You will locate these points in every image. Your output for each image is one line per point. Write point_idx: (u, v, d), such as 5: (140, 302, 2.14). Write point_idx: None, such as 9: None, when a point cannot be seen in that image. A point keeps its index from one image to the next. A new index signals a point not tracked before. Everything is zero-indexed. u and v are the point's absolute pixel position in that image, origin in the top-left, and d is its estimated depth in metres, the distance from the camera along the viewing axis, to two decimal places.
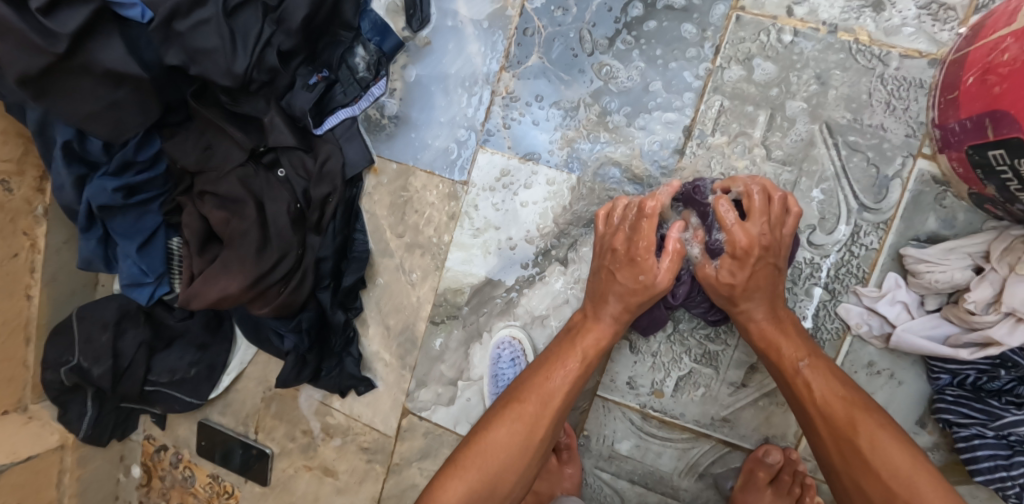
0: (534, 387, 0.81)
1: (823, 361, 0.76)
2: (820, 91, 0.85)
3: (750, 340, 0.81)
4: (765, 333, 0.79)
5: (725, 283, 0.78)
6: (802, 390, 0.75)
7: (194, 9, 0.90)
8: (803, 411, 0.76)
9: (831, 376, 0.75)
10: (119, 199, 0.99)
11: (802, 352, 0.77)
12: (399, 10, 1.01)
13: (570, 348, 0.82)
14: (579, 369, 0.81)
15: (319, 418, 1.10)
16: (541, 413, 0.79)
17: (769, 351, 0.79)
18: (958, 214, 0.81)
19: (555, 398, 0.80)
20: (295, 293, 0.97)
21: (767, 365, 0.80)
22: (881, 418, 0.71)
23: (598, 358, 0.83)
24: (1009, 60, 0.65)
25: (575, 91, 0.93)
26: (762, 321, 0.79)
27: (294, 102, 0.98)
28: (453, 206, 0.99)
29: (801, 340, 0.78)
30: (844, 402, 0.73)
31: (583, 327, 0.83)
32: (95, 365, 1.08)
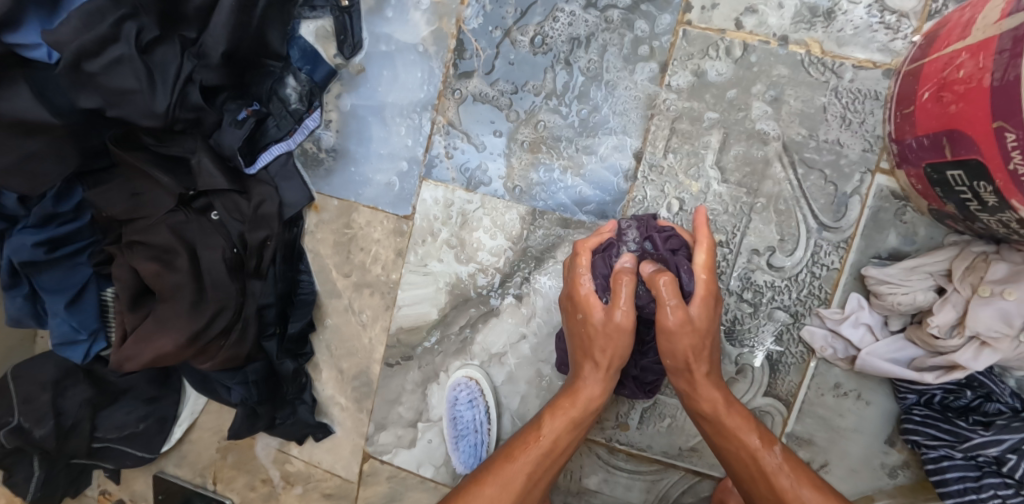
0: (505, 480, 0.71)
1: (792, 453, 0.72)
2: (774, 108, 0.81)
3: (716, 435, 0.74)
4: (732, 419, 0.72)
5: (699, 329, 0.70)
6: (783, 490, 0.69)
7: (106, 47, 0.81)
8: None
9: (802, 466, 0.71)
10: (42, 254, 0.90)
11: (771, 439, 0.72)
12: (329, 35, 0.94)
13: (541, 427, 0.74)
14: (545, 449, 0.73)
15: (279, 466, 1.07)
16: (503, 498, 0.71)
17: (740, 445, 0.72)
18: (918, 229, 0.78)
19: (517, 482, 0.71)
20: (238, 346, 0.92)
21: (735, 464, 0.73)
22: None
23: (568, 438, 0.74)
24: (965, 77, 0.61)
25: (518, 119, 0.88)
26: (727, 405, 0.73)
27: (223, 141, 0.91)
28: (400, 242, 0.95)
29: (768, 434, 0.72)
30: (824, 497, 0.68)
31: (555, 404, 0.75)
32: (37, 426, 0.99)
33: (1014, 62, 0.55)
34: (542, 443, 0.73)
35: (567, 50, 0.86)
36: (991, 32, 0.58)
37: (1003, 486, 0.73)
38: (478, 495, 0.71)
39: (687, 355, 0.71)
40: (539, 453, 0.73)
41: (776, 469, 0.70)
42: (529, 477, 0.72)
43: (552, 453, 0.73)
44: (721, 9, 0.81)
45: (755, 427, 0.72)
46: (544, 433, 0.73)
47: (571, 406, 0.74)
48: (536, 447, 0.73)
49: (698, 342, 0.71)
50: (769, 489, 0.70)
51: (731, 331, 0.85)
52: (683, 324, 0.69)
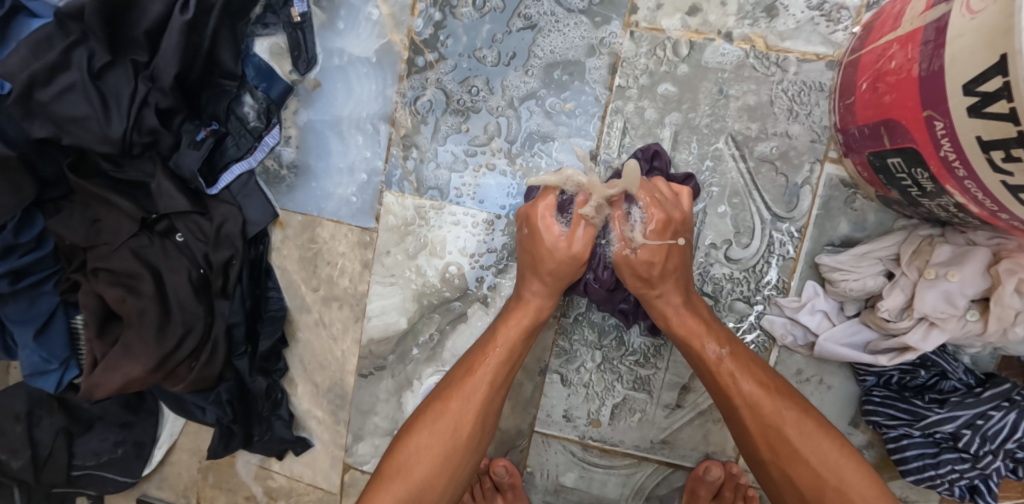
0: (469, 396, 0.75)
1: (740, 346, 0.74)
2: (722, 103, 0.82)
3: (670, 332, 0.77)
4: (690, 322, 0.74)
5: (644, 263, 0.73)
6: (727, 384, 0.72)
7: (55, 75, 0.80)
8: (727, 403, 0.72)
9: (752, 362, 0.73)
10: (5, 285, 0.88)
11: (723, 338, 0.74)
12: (283, 51, 0.93)
13: (495, 338, 0.77)
14: (501, 360, 0.76)
15: (261, 482, 1.09)
16: (465, 411, 0.74)
17: (690, 341, 0.74)
18: (868, 215, 0.81)
19: (478, 392, 0.75)
20: (207, 367, 0.92)
21: (687, 357, 0.76)
22: (803, 403, 0.70)
23: (523, 343, 0.78)
24: (897, 68, 0.62)
25: (458, 96, 0.89)
26: (683, 306, 0.75)
27: (182, 163, 0.89)
28: (366, 254, 0.96)
29: (718, 328, 0.74)
30: (765, 390, 0.71)
31: (505, 316, 0.79)
32: (13, 458, 0.99)
33: (937, 52, 0.56)
34: (496, 354, 0.76)
35: (510, 35, 0.87)
36: (917, 24, 0.60)
37: (959, 461, 0.75)
38: (442, 412, 0.74)
39: (640, 283, 0.75)
40: (497, 364, 0.76)
41: (721, 366, 0.72)
42: (489, 386, 0.75)
43: (507, 362, 0.76)
44: (666, 9, 0.82)
45: (709, 328, 0.74)
46: (500, 343, 0.76)
47: (523, 317, 0.77)
48: (490, 359, 0.76)
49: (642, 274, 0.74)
50: (715, 383, 0.73)
51: None
52: (630, 258, 0.74)
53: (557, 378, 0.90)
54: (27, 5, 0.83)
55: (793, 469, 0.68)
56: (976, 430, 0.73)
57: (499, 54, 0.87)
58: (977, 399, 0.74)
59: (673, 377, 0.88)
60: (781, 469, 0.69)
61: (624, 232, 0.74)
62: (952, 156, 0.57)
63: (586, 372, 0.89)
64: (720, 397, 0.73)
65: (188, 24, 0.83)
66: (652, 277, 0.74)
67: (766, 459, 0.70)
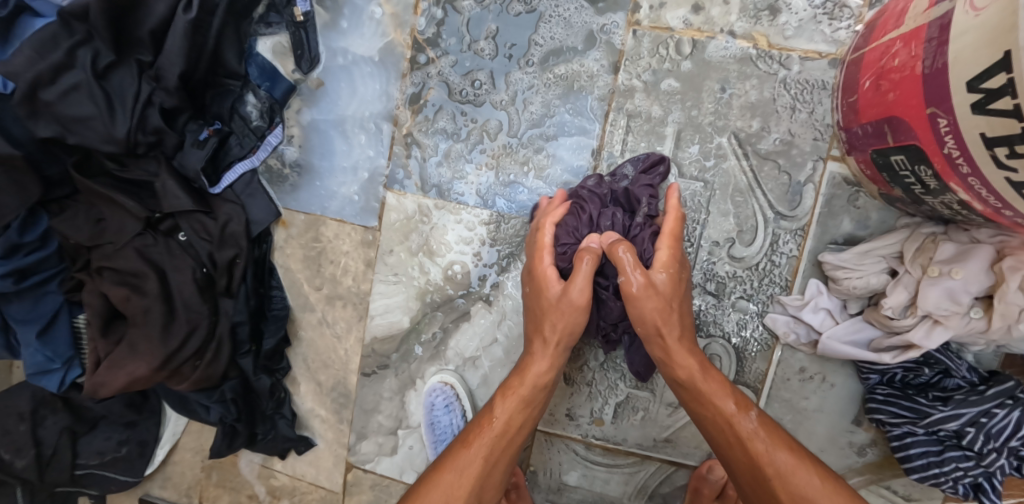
0: (462, 465, 0.74)
1: (763, 418, 0.72)
2: (724, 101, 0.82)
3: (688, 399, 0.75)
4: (710, 384, 0.73)
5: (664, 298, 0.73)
6: (757, 452, 0.70)
7: (60, 75, 0.80)
8: (754, 474, 0.70)
9: (776, 430, 0.72)
10: (9, 284, 0.88)
11: (748, 405, 0.73)
12: (287, 51, 0.94)
13: (493, 407, 0.77)
14: (501, 431, 0.76)
15: (264, 481, 1.09)
16: (463, 482, 0.73)
17: (709, 406, 0.73)
18: (871, 213, 0.81)
19: (477, 464, 0.74)
20: (212, 366, 0.93)
21: (707, 425, 0.74)
22: (829, 476, 0.68)
23: (524, 416, 0.77)
24: (900, 66, 0.63)
25: (461, 88, 0.90)
26: (702, 370, 0.74)
27: (187, 163, 0.90)
28: (369, 253, 0.96)
29: (739, 394, 0.74)
30: (797, 458, 0.69)
31: (506, 386, 0.78)
32: (17, 457, 0.99)
33: (940, 50, 0.56)
34: (494, 424, 0.75)
35: (513, 34, 0.87)
36: (920, 22, 0.60)
37: (963, 458, 0.75)
38: (437, 482, 0.73)
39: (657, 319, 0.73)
40: (492, 437, 0.75)
41: (750, 434, 0.71)
42: (484, 460, 0.74)
43: (505, 433, 0.76)
44: (669, 7, 0.83)
45: (732, 394, 0.73)
46: (495, 414, 0.76)
47: (521, 384, 0.77)
48: (489, 429, 0.75)
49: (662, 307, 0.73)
50: (743, 453, 0.71)
51: (698, 323, 0.87)
52: (647, 290, 0.72)
53: (560, 377, 0.90)
54: (31, 5, 0.83)
55: None
56: (980, 428, 0.73)
57: (496, 47, 0.88)
58: (981, 397, 0.73)
59: None
60: None
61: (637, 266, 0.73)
62: (955, 153, 0.58)
63: (589, 370, 0.89)
64: (747, 468, 0.71)
65: (192, 23, 0.83)
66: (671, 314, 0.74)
67: None
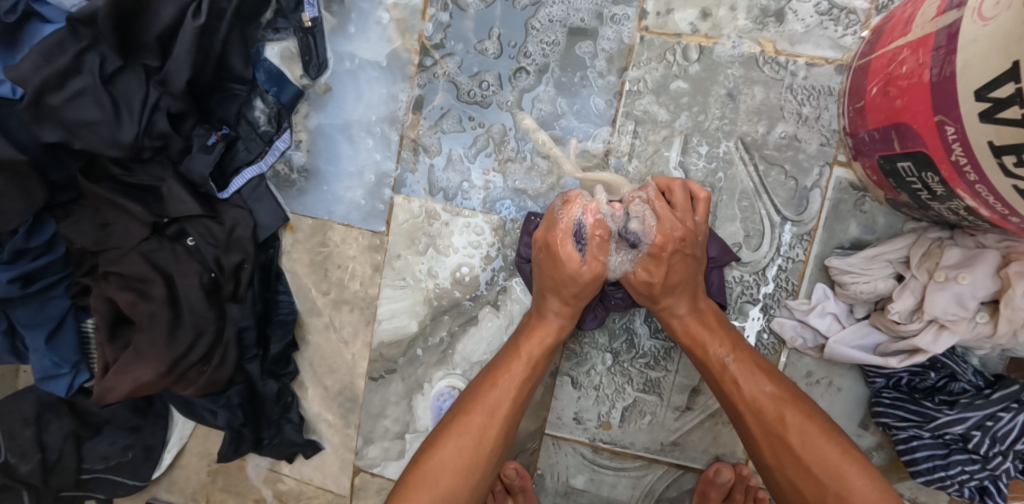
0: (490, 404, 0.76)
1: (747, 352, 0.76)
2: (731, 107, 0.83)
3: (676, 337, 0.79)
4: (694, 328, 0.77)
5: (642, 281, 0.76)
6: (733, 389, 0.74)
7: (67, 80, 0.81)
8: (733, 408, 0.75)
9: (757, 366, 0.74)
10: (16, 289, 0.87)
11: (735, 346, 0.76)
12: (294, 56, 0.94)
13: (518, 351, 0.79)
14: (524, 373, 0.78)
15: (270, 485, 1.09)
16: (491, 423, 0.76)
17: (695, 347, 0.77)
18: (877, 218, 0.81)
19: (503, 406, 0.77)
20: (218, 371, 0.92)
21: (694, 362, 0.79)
22: (809, 408, 0.72)
23: (545, 357, 0.79)
24: (907, 73, 0.63)
25: (468, 88, 0.90)
26: (692, 315, 0.77)
27: (193, 167, 0.90)
28: (376, 257, 0.96)
29: (726, 333, 0.76)
30: (777, 396, 0.73)
31: (528, 330, 0.80)
32: (23, 462, 0.99)
33: (948, 58, 0.57)
34: (518, 368, 0.78)
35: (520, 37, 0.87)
36: (928, 29, 0.61)
37: (969, 462, 0.75)
38: (465, 423, 0.76)
39: (644, 298, 0.78)
40: (518, 379, 0.78)
41: (727, 371, 0.74)
42: (515, 399, 0.77)
43: (529, 374, 0.78)
44: (675, 14, 0.83)
45: (722, 336, 0.76)
46: (521, 356, 0.78)
47: (545, 333, 0.79)
48: (513, 372, 0.78)
49: (642, 289, 0.77)
50: (722, 391, 0.75)
51: None
52: (630, 276, 0.77)
53: (567, 380, 0.91)
54: (38, 10, 0.83)
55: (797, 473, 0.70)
56: (986, 431, 0.74)
57: (501, 47, 0.88)
58: (986, 401, 0.74)
59: (683, 380, 0.88)
60: (783, 471, 0.72)
61: (625, 254, 0.77)
62: (962, 161, 0.58)
63: (596, 374, 0.90)
64: (727, 401, 0.75)
65: (200, 28, 0.84)
66: (653, 292, 0.76)
67: (769, 462, 0.73)
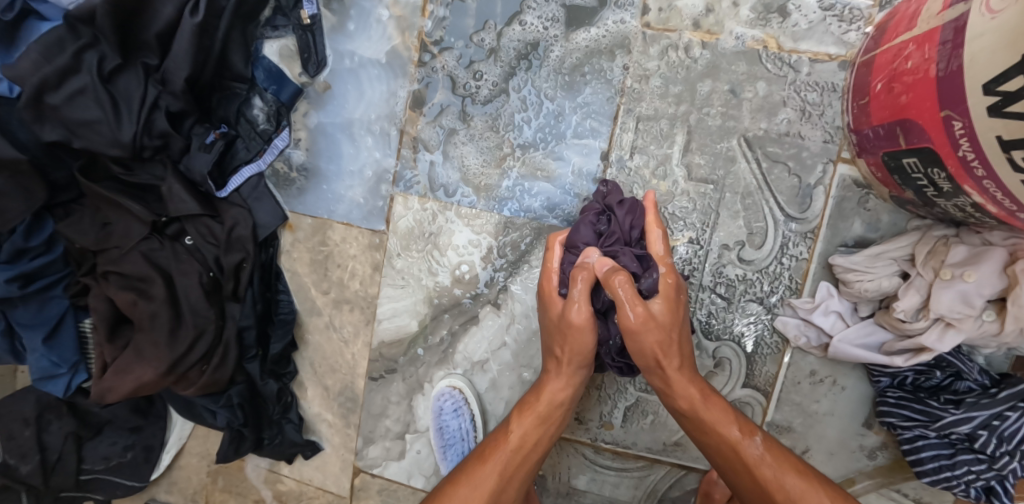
0: (477, 482, 0.75)
1: (769, 439, 0.73)
2: (734, 103, 0.82)
3: (693, 426, 0.75)
4: (711, 412, 0.73)
5: (666, 327, 0.72)
6: (765, 478, 0.70)
7: (66, 78, 0.80)
8: (766, 501, 0.70)
9: (781, 452, 0.72)
10: (15, 289, 0.87)
11: (751, 429, 0.73)
12: (293, 54, 0.93)
13: (508, 426, 0.78)
14: (518, 448, 0.77)
15: (271, 486, 1.08)
16: (477, 500, 0.74)
17: (713, 434, 0.73)
18: (881, 216, 0.80)
19: (490, 482, 0.75)
20: (219, 371, 0.92)
21: (713, 452, 0.74)
22: (837, 495, 0.69)
23: (541, 433, 0.78)
24: (913, 68, 0.62)
25: (464, 81, 0.89)
26: (706, 398, 0.74)
27: (192, 166, 0.89)
28: (376, 257, 0.95)
29: (744, 418, 0.74)
30: (805, 482, 0.70)
31: (522, 406, 0.79)
32: (22, 462, 0.99)
33: (955, 52, 0.56)
34: (511, 441, 0.77)
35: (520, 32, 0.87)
36: (934, 24, 0.60)
37: (975, 462, 0.74)
38: (451, 496, 0.74)
39: (660, 353, 0.72)
40: (507, 453, 0.76)
41: (757, 459, 0.71)
42: (500, 475, 0.75)
43: (521, 449, 0.77)
44: (677, 10, 0.83)
45: (735, 418, 0.73)
46: (511, 430, 0.77)
47: (537, 403, 0.78)
48: (505, 445, 0.77)
49: (664, 338, 0.72)
50: (753, 482, 0.71)
51: (708, 327, 0.86)
52: (647, 323, 0.71)
53: None
54: (36, 9, 0.83)
55: None
56: (992, 431, 0.73)
57: (499, 41, 0.87)
58: (993, 400, 0.73)
59: None
60: None
61: (633, 299, 0.70)
62: (970, 156, 0.57)
63: (598, 374, 0.89)
64: (757, 493, 0.71)
65: (198, 27, 0.83)
66: (672, 344, 0.73)
67: None
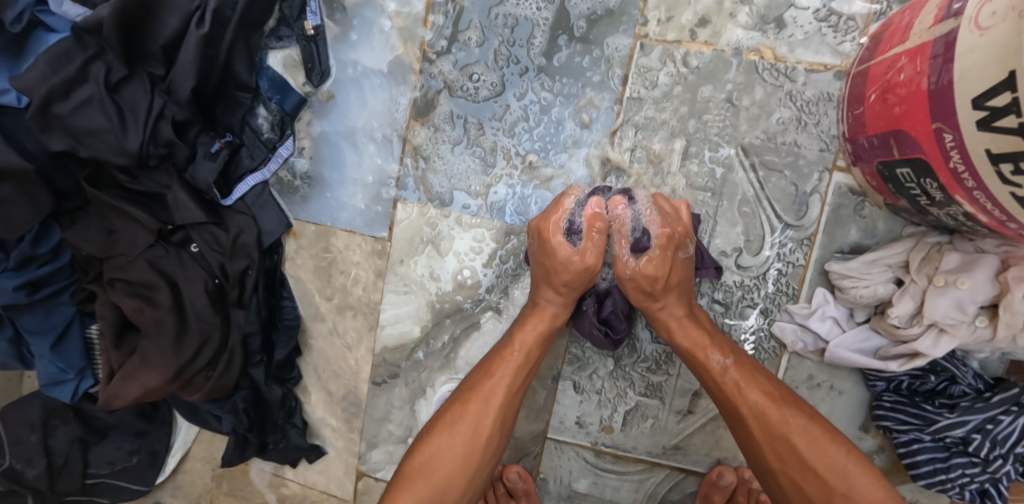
0: (488, 396, 0.77)
1: (745, 359, 0.76)
2: (731, 112, 0.84)
3: (672, 343, 0.79)
4: (688, 335, 0.77)
5: (648, 278, 0.76)
6: (733, 392, 0.74)
7: (72, 89, 0.81)
8: (733, 413, 0.74)
9: (754, 371, 0.75)
10: (23, 296, 0.88)
11: (727, 349, 0.76)
12: (297, 64, 0.95)
13: (512, 341, 0.80)
14: (521, 362, 0.79)
15: (275, 490, 1.10)
16: (487, 413, 0.76)
17: (692, 352, 0.77)
18: (877, 223, 0.82)
19: (498, 395, 0.77)
20: (225, 374, 0.93)
21: (692, 369, 0.78)
22: (808, 411, 0.72)
23: (540, 346, 0.80)
24: (905, 80, 0.64)
25: (460, 85, 0.91)
26: (688, 321, 0.78)
27: (198, 175, 0.90)
28: (379, 263, 0.97)
29: (722, 340, 0.77)
30: (771, 399, 0.72)
31: (522, 321, 0.81)
32: (29, 467, 1.00)
33: (945, 67, 0.57)
34: (515, 357, 0.78)
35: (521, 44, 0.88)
36: (926, 38, 0.61)
37: (969, 465, 0.75)
38: (462, 413, 0.76)
39: (644, 296, 0.78)
40: (514, 368, 0.78)
41: (727, 377, 0.74)
42: (509, 387, 0.77)
43: (525, 363, 0.79)
44: (676, 21, 0.84)
45: (713, 342, 0.76)
46: (516, 347, 0.79)
47: (539, 322, 0.80)
48: (511, 360, 0.78)
49: (645, 286, 0.77)
50: (721, 395, 0.75)
51: None
52: (633, 276, 0.77)
53: (569, 385, 0.91)
54: (44, 20, 0.84)
55: (799, 474, 0.70)
56: (986, 434, 0.74)
57: (499, 51, 0.89)
58: (987, 404, 0.74)
59: (685, 384, 0.89)
60: (788, 475, 0.71)
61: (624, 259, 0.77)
62: (961, 168, 0.59)
63: (598, 379, 0.90)
64: (725, 406, 0.75)
65: (204, 38, 0.84)
66: (656, 289, 0.77)
67: (772, 466, 0.72)
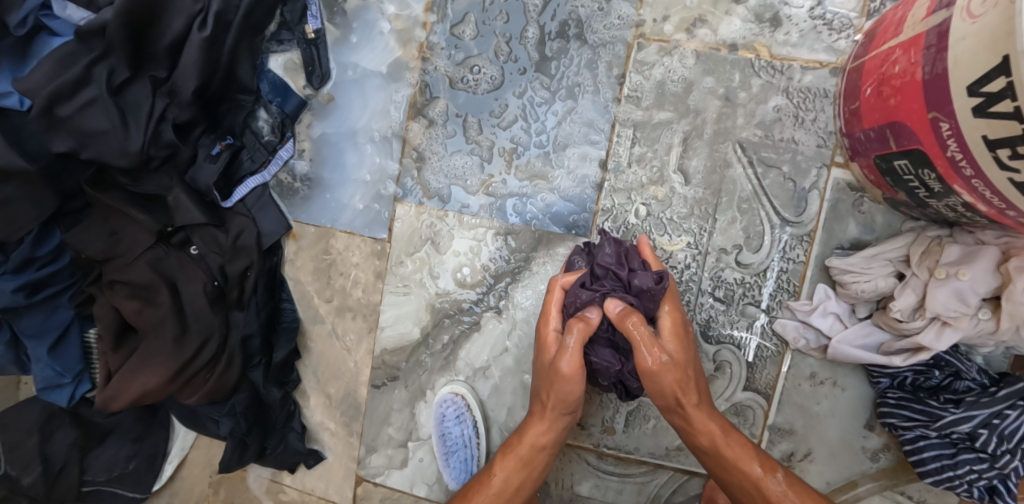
0: None
1: (785, 475, 0.74)
2: (729, 110, 0.84)
3: (711, 463, 0.75)
4: (732, 449, 0.73)
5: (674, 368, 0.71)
6: None
7: (77, 90, 0.82)
8: None
9: (801, 489, 0.72)
10: (21, 298, 0.87)
11: (772, 465, 0.73)
12: (298, 67, 0.96)
13: (492, 469, 0.80)
14: (497, 491, 0.78)
15: (272, 496, 1.08)
16: None
17: (732, 471, 0.73)
18: (876, 217, 0.82)
19: None
20: (224, 376, 0.92)
21: (732, 488, 0.75)
22: None
23: (524, 473, 0.79)
24: (900, 72, 0.64)
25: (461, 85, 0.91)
26: (726, 436, 0.73)
27: (199, 177, 0.92)
28: (379, 264, 0.97)
29: (758, 454, 0.74)
30: None
31: (507, 447, 0.80)
32: (23, 474, 0.97)
33: (939, 56, 0.58)
34: (493, 483, 0.79)
35: (519, 46, 0.89)
36: (919, 29, 0.62)
37: (977, 461, 0.74)
38: None
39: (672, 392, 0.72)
40: (489, 497, 0.78)
41: (778, 495, 0.72)
42: None
43: (503, 492, 0.78)
44: (672, 20, 0.85)
45: (755, 455, 0.74)
46: (494, 473, 0.79)
47: (519, 445, 0.79)
48: (488, 489, 0.78)
49: (678, 375, 0.71)
50: None
51: (707, 328, 0.87)
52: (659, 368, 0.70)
53: None
54: (48, 24, 0.85)
55: None
56: (993, 430, 0.73)
57: (497, 53, 0.90)
58: (992, 398, 0.74)
59: None
60: None
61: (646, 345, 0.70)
62: (958, 156, 0.59)
63: None
64: None
65: (206, 40, 0.85)
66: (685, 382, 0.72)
67: None
